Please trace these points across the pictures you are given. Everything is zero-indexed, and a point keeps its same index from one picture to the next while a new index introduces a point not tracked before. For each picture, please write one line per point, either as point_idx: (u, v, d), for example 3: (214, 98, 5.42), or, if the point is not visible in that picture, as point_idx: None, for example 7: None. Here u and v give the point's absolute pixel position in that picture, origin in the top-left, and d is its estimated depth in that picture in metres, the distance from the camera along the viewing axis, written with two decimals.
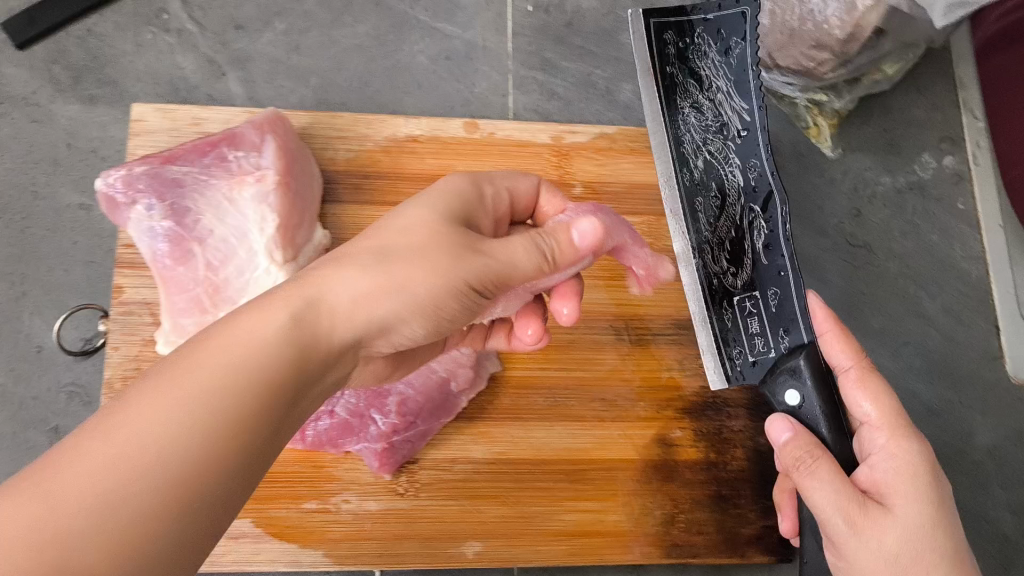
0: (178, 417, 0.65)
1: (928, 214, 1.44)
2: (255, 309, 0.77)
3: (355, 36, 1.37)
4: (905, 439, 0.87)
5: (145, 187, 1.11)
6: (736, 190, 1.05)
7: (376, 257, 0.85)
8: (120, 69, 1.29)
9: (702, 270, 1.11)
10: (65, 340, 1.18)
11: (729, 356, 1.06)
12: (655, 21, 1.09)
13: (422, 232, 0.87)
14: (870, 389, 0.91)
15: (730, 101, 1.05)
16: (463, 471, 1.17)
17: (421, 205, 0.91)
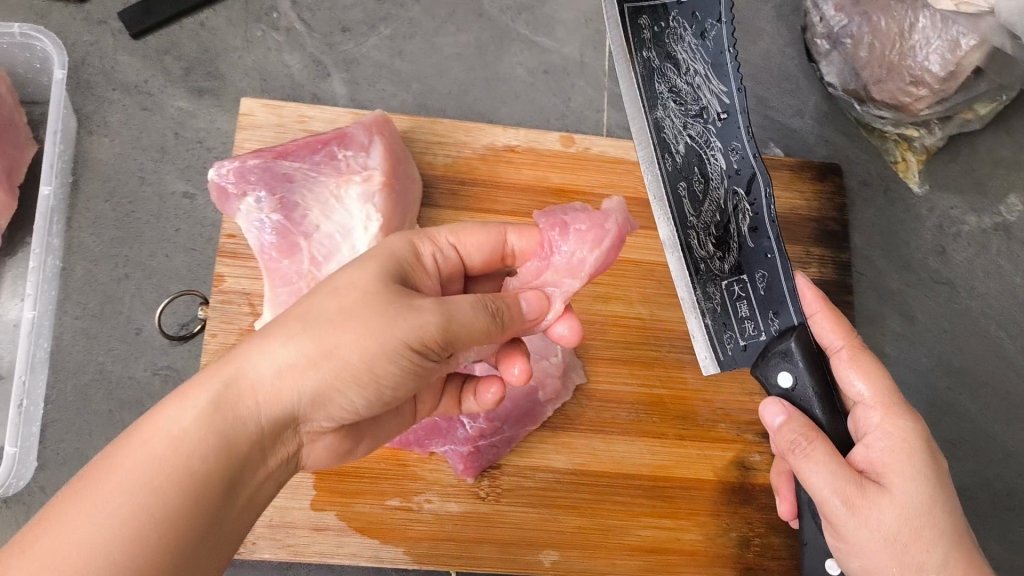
0: (107, 526, 0.67)
1: (1013, 256, 1.43)
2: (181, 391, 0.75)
3: (456, 45, 1.40)
4: (898, 418, 0.92)
5: (256, 180, 1.14)
6: (719, 174, 1.00)
7: (299, 327, 0.77)
8: (230, 64, 1.33)
9: (688, 253, 1.06)
10: (163, 324, 1.20)
11: (719, 339, 1.05)
12: (628, 5, 0.99)
13: (352, 301, 0.78)
14: (861, 368, 0.96)
15: (708, 84, 0.97)
16: (544, 479, 1.18)
17: (356, 268, 0.82)
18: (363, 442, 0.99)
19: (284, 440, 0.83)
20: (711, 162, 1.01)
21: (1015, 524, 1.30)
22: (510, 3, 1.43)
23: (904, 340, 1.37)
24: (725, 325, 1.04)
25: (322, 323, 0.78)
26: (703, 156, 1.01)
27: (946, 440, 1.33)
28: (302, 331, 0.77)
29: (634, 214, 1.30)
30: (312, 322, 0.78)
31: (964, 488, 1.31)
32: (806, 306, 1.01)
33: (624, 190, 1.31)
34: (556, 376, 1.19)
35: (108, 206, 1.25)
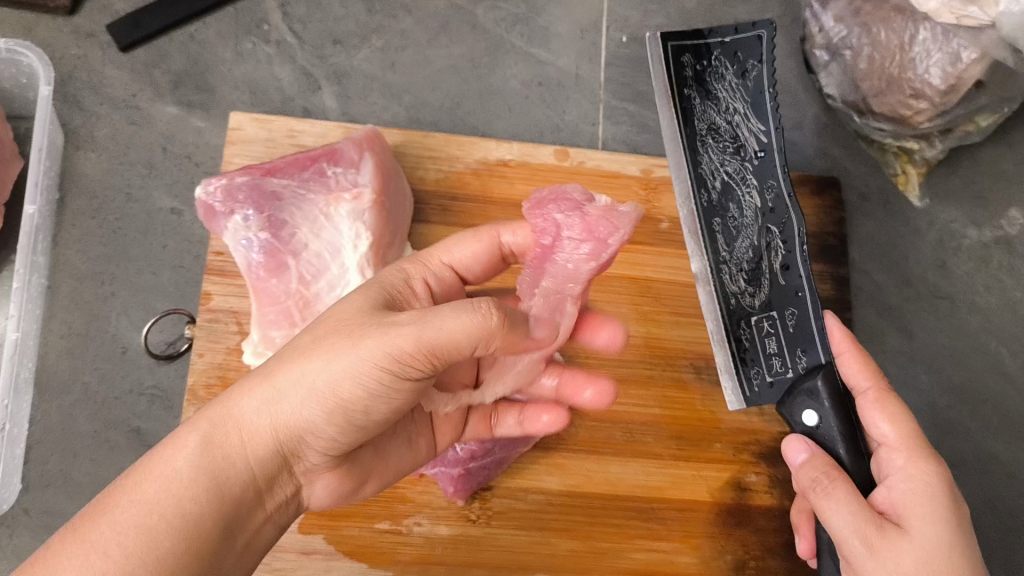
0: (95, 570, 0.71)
1: (1014, 270, 1.41)
2: (169, 440, 0.79)
3: (449, 57, 1.38)
4: (922, 460, 0.91)
5: (244, 199, 1.12)
6: (753, 211, 1.08)
7: (278, 366, 0.80)
8: (220, 77, 1.31)
9: (720, 290, 1.11)
10: (150, 343, 1.19)
11: (746, 375, 1.09)
12: (673, 44, 1.11)
13: (325, 332, 0.80)
14: (887, 411, 0.96)
15: (747, 122, 1.08)
16: (536, 501, 1.17)
17: (337, 303, 0.84)
18: (370, 479, 1.01)
19: (281, 483, 0.87)
20: (745, 198, 1.09)
21: (1017, 544, 1.28)
22: (505, 15, 1.41)
23: (903, 356, 1.35)
24: (751, 360, 1.08)
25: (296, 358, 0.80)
26: (738, 190, 1.09)
27: (946, 458, 1.31)
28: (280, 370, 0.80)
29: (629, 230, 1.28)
30: (291, 358, 0.80)
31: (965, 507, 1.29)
32: (834, 345, 1.03)
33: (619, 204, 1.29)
34: None
35: (95, 222, 1.23)
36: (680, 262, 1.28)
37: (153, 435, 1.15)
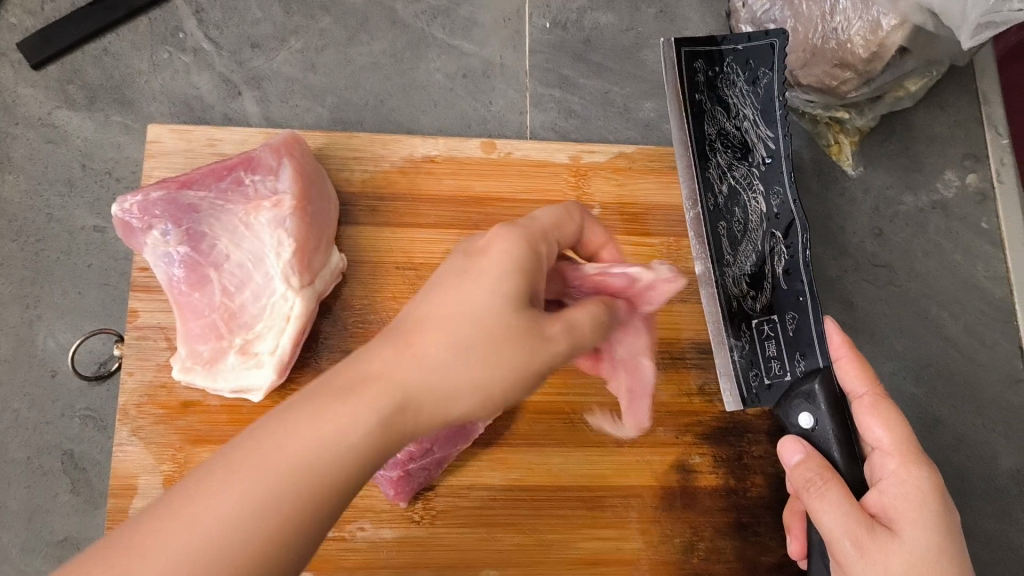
0: (243, 525, 0.64)
1: (952, 233, 1.41)
2: (340, 404, 0.71)
3: (371, 54, 1.36)
4: (914, 466, 0.92)
5: (161, 213, 1.10)
6: (758, 216, 1.14)
7: (444, 350, 0.77)
8: (136, 89, 1.29)
9: (722, 292, 1.16)
10: (79, 364, 1.18)
11: (746, 378, 1.13)
12: (687, 50, 1.12)
13: (492, 328, 0.79)
14: (884, 416, 0.98)
15: (756, 128, 1.13)
16: (480, 497, 1.16)
17: (498, 280, 0.81)
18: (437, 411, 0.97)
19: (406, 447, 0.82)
20: (750, 205, 1.15)
21: (967, 507, 1.28)
22: (425, 7, 1.39)
23: (844, 328, 1.35)
24: (752, 363, 1.13)
25: (471, 346, 0.78)
26: (744, 196, 1.15)
27: None
28: (448, 354, 0.77)
29: None
30: (460, 342, 0.77)
31: None
32: (832, 351, 1.07)
33: (549, 193, 1.28)
34: None
35: (16, 245, 1.21)
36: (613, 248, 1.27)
37: (87, 458, 1.15)
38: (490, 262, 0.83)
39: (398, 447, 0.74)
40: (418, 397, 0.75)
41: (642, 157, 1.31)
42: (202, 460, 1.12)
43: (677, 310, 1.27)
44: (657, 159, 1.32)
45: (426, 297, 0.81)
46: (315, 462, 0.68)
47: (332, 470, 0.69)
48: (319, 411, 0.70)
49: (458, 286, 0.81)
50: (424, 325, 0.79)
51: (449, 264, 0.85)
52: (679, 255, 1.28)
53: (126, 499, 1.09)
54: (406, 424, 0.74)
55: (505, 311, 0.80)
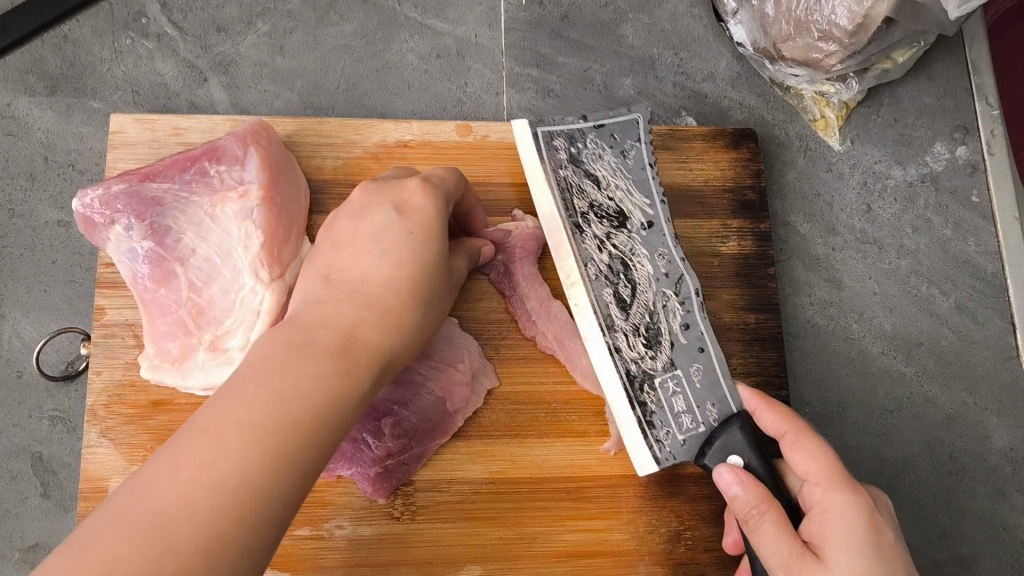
0: (205, 493, 0.69)
1: (942, 208, 1.38)
2: (296, 346, 0.83)
3: (341, 36, 1.32)
4: (840, 492, 0.87)
5: (124, 207, 1.07)
6: (645, 278, 1.12)
7: (369, 286, 0.92)
8: (99, 78, 1.25)
9: (617, 358, 1.10)
10: (46, 364, 1.15)
11: (655, 438, 1.08)
12: (546, 129, 1.15)
13: (419, 275, 0.95)
14: (809, 446, 0.93)
15: (629, 196, 1.14)
16: (460, 491, 1.13)
17: (412, 216, 0.99)
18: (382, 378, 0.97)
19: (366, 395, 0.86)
20: (638, 269, 1.12)
21: (959, 488, 1.26)
22: None
23: (832, 307, 1.32)
24: (660, 423, 1.08)
25: (400, 295, 0.92)
26: (630, 263, 1.13)
27: (881, 407, 1.28)
28: (382, 306, 0.90)
29: None
30: (375, 268, 0.94)
31: (904, 456, 1.26)
32: (749, 404, 1.04)
33: (526, 176, 1.24)
34: (463, 384, 1.14)
35: None
36: None
37: (56, 460, 1.12)
38: (411, 220, 0.98)
39: (343, 406, 0.81)
40: (364, 349, 0.86)
41: None
42: None
43: None
44: None
45: (357, 249, 0.96)
46: (264, 431, 0.74)
47: (285, 433, 0.75)
48: (273, 360, 0.80)
49: (385, 247, 0.96)
50: (358, 276, 0.93)
51: (375, 216, 0.99)
52: None
53: (97, 502, 1.06)
54: (348, 354, 0.84)
55: (423, 259, 0.96)
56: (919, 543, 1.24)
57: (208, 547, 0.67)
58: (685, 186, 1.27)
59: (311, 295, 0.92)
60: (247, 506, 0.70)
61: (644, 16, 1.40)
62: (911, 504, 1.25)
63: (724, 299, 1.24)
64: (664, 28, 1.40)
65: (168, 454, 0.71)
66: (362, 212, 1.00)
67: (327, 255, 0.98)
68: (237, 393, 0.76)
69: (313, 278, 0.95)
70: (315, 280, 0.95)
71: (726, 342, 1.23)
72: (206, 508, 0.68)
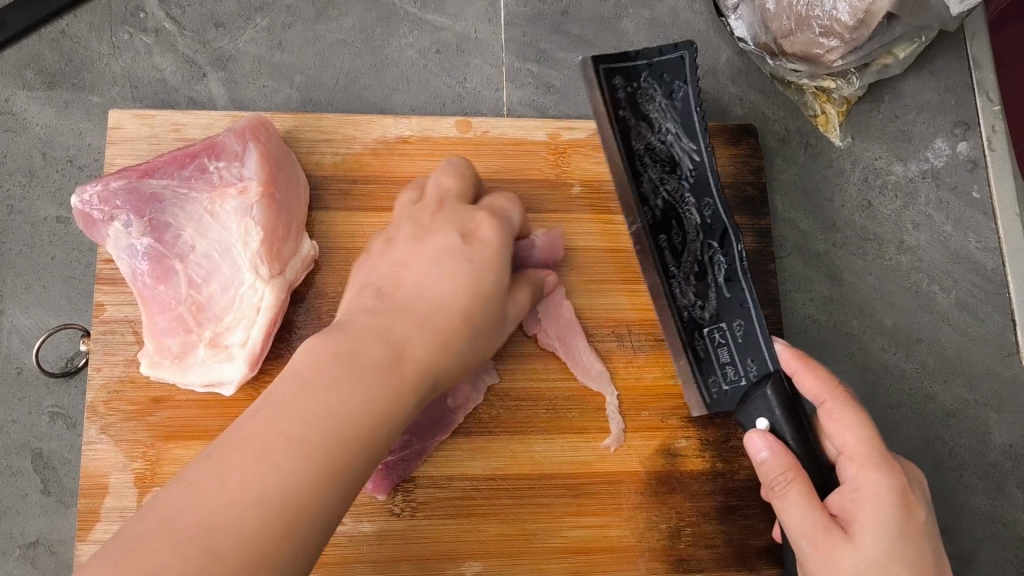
0: (251, 510, 0.70)
1: (942, 203, 1.37)
2: (348, 355, 0.82)
3: (340, 31, 1.31)
4: (874, 470, 0.87)
5: (123, 204, 1.07)
6: (693, 227, 1.11)
7: (425, 304, 0.93)
8: (97, 73, 1.25)
9: (673, 305, 1.12)
10: (45, 361, 1.15)
11: (705, 384, 1.12)
12: (604, 66, 1.08)
13: (473, 306, 0.95)
14: (848, 419, 0.92)
15: (680, 142, 1.10)
16: (461, 487, 1.13)
17: (472, 241, 1.00)
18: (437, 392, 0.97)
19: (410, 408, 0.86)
20: (687, 217, 1.11)
21: (959, 484, 1.26)
22: None
23: (832, 304, 1.32)
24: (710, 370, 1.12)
25: (453, 320, 0.93)
26: (679, 210, 1.11)
27: (881, 403, 1.28)
28: (433, 324, 0.91)
29: (542, 198, 1.24)
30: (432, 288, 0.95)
31: (905, 452, 1.27)
32: (788, 365, 1.01)
33: (527, 172, 1.24)
34: (464, 380, 1.14)
35: None
36: (594, 227, 1.24)
37: (56, 456, 1.11)
38: (473, 251, 0.99)
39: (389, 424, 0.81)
40: (412, 366, 0.86)
41: None
42: (175, 456, 1.09)
43: None
44: None
45: (416, 268, 0.98)
46: (312, 446, 0.74)
47: (332, 449, 0.75)
48: (326, 368, 0.80)
49: (446, 271, 0.96)
50: (413, 297, 0.94)
51: (437, 239, 1.00)
52: None
53: (97, 498, 1.06)
54: (397, 369, 0.84)
55: (483, 287, 0.97)
56: None
57: (250, 564, 0.68)
58: None
59: (366, 309, 0.92)
60: (289, 521, 0.71)
61: (645, 11, 1.40)
62: None
63: None
64: (665, 22, 1.40)
65: (217, 464, 0.72)
66: (424, 234, 1.02)
67: (381, 271, 0.99)
68: (289, 401, 0.76)
69: (365, 291, 0.95)
70: (369, 294, 0.95)
71: None
72: (250, 526, 0.69)
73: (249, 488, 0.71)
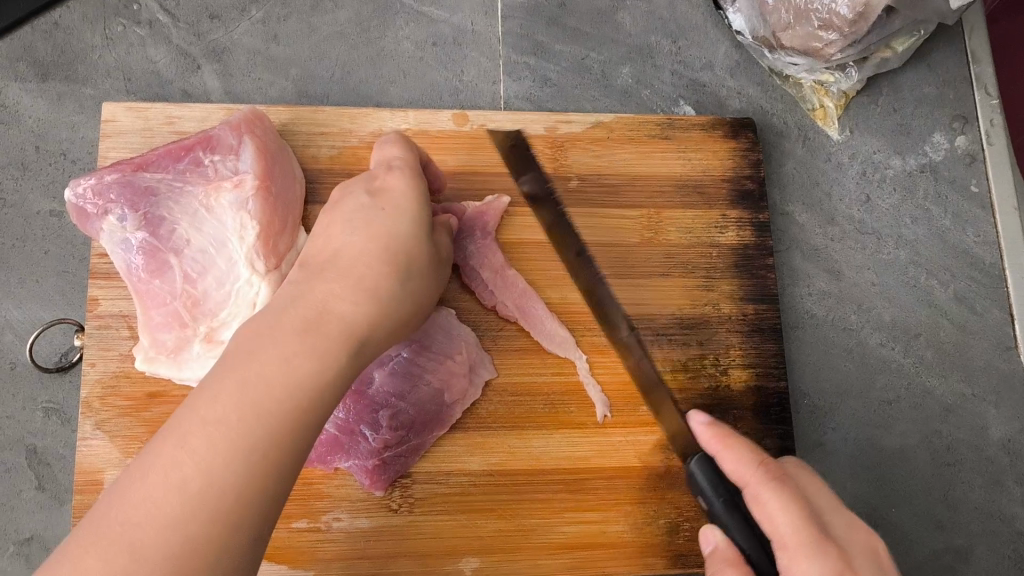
0: (173, 499, 0.68)
1: (941, 198, 1.37)
2: (267, 335, 0.79)
3: (336, 23, 1.30)
4: (806, 559, 0.83)
5: (117, 197, 1.06)
6: None
7: (338, 271, 0.89)
8: (90, 65, 1.24)
9: None
10: (39, 356, 1.13)
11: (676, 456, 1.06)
12: None
13: (395, 246, 0.93)
14: (776, 501, 0.87)
15: None
16: (459, 483, 1.13)
17: (381, 194, 0.98)
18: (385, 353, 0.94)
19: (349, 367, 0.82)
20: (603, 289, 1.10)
21: (958, 480, 1.26)
22: None
23: (830, 298, 1.32)
24: None
25: (376, 265, 0.90)
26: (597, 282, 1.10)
27: (878, 398, 1.28)
28: (357, 275, 0.88)
29: (538, 192, 1.23)
30: (343, 259, 0.91)
31: (902, 447, 1.27)
32: (715, 450, 0.95)
33: (524, 166, 1.24)
34: (462, 376, 1.13)
35: None
36: (591, 221, 1.23)
37: (51, 453, 1.11)
38: (383, 199, 0.98)
39: (323, 388, 0.78)
40: (336, 322, 0.83)
41: (621, 127, 1.27)
42: None
43: (660, 285, 1.23)
44: (637, 129, 1.27)
45: (331, 232, 0.95)
46: (234, 428, 0.72)
47: (254, 423, 0.73)
48: (247, 352, 0.77)
49: (359, 225, 0.94)
50: (332, 253, 0.92)
51: (347, 203, 0.98)
52: (658, 228, 1.25)
53: (93, 496, 1.06)
54: (319, 332, 0.81)
55: (400, 229, 0.94)
56: (917, 533, 1.24)
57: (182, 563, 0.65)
58: (681, 175, 1.27)
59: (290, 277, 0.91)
60: (222, 510, 0.68)
61: (643, 4, 1.39)
62: (909, 494, 1.25)
63: (722, 290, 1.24)
64: (662, 15, 1.39)
65: (137, 463, 0.70)
66: (332, 205, 0.99)
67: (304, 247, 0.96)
68: (210, 390, 0.74)
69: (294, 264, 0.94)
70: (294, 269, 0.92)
71: (725, 334, 1.23)
72: (175, 513, 0.67)
73: (174, 486, 0.68)
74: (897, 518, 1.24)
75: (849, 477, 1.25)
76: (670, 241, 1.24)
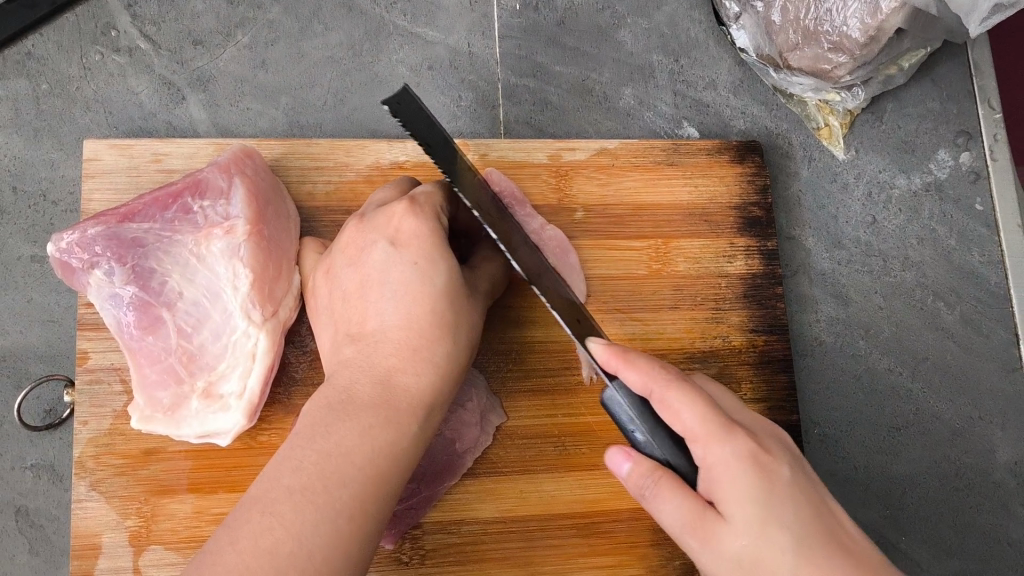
0: (264, 561, 0.70)
1: (946, 217, 1.35)
2: (343, 410, 0.85)
3: (327, 47, 1.25)
4: (721, 443, 0.76)
5: (103, 251, 1.00)
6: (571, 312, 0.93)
7: (389, 344, 0.92)
8: (67, 98, 1.18)
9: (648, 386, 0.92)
10: (26, 414, 1.09)
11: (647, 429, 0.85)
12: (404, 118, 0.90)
13: (439, 307, 0.93)
14: (679, 396, 0.78)
15: (514, 227, 1.00)
16: (469, 532, 1.10)
17: (402, 245, 0.96)
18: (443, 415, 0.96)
19: (415, 440, 0.87)
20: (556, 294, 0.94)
21: (966, 507, 1.24)
22: None
23: (838, 324, 1.30)
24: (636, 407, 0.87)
25: (425, 334, 0.92)
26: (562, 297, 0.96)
27: (888, 424, 1.27)
28: (411, 347, 0.91)
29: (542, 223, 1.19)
30: (388, 326, 0.93)
31: (912, 474, 1.25)
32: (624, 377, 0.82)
33: (528, 198, 1.20)
34: (470, 425, 1.10)
35: None
36: (598, 254, 1.20)
37: (43, 514, 1.06)
38: (408, 251, 0.95)
39: (394, 458, 0.83)
40: (404, 396, 0.88)
41: (626, 153, 1.22)
42: (170, 512, 1.04)
43: (668, 318, 1.19)
44: (641, 154, 1.23)
45: (371, 299, 0.95)
46: (316, 493, 0.76)
47: (336, 490, 0.77)
48: (321, 427, 0.83)
49: (395, 286, 0.94)
50: (379, 326, 0.93)
51: (372, 258, 0.96)
52: (667, 258, 1.21)
53: (90, 560, 1.01)
54: (390, 404, 0.87)
55: (441, 283, 0.94)
56: (928, 561, 1.22)
57: None
58: (688, 203, 1.23)
59: (341, 357, 0.93)
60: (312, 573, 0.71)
61: (643, 21, 1.35)
62: (919, 522, 1.23)
63: (731, 321, 1.21)
64: (663, 33, 1.35)
65: (229, 529, 0.73)
66: (358, 256, 0.98)
67: (343, 312, 0.98)
68: (293, 458, 0.79)
69: (340, 339, 0.96)
70: (342, 339, 0.96)
71: (734, 366, 1.20)
72: None
73: (267, 551, 0.71)
74: (907, 546, 1.22)
75: (858, 506, 1.23)
76: (679, 273, 1.21)
